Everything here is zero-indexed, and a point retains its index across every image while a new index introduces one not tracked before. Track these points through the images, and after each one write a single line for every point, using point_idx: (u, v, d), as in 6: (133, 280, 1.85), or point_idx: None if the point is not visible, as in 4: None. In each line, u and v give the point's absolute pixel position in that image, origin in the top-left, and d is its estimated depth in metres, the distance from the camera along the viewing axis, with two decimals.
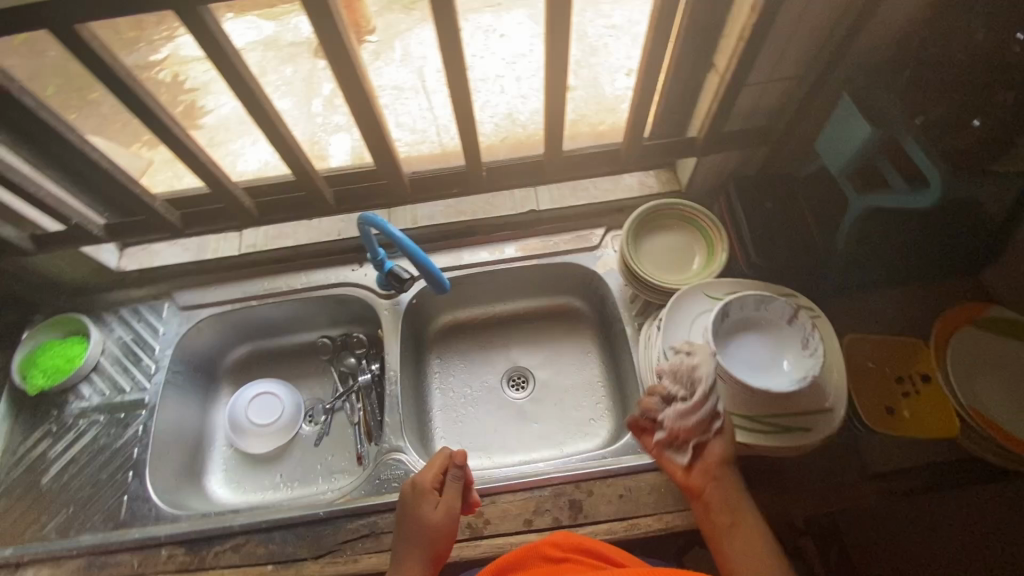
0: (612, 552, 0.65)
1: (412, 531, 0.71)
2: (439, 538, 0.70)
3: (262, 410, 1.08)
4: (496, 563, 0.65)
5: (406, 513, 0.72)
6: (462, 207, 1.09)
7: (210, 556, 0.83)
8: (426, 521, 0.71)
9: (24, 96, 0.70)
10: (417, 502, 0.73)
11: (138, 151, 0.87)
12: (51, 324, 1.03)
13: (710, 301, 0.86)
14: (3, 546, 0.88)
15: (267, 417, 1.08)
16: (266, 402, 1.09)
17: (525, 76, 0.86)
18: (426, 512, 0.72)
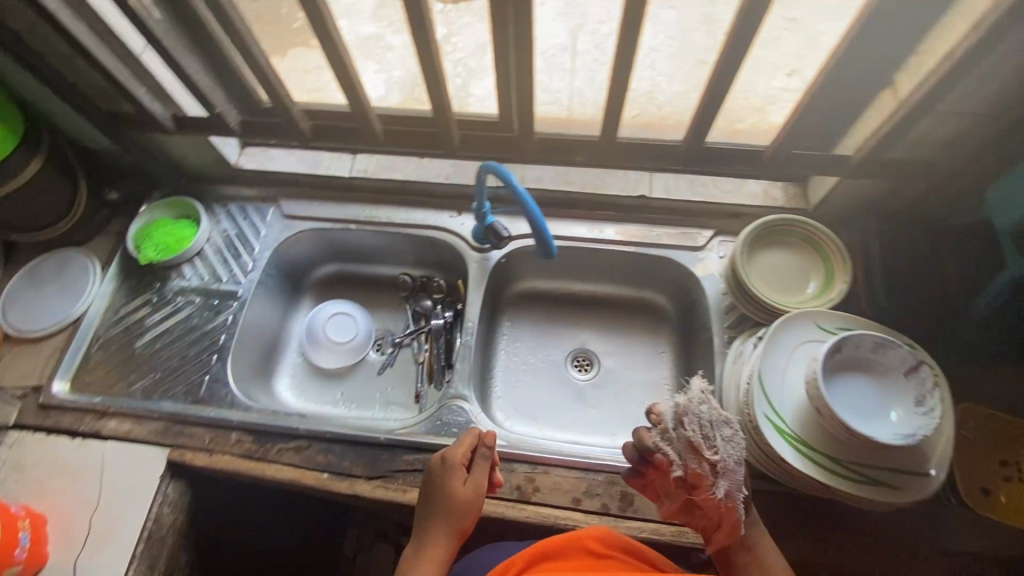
0: (649, 555, 0.65)
1: (443, 503, 0.72)
2: (465, 515, 0.71)
3: (339, 329, 1.13)
4: (541, 543, 0.63)
5: (437, 485, 0.73)
6: (571, 178, 1.06)
7: (274, 450, 0.88)
8: (455, 495, 0.72)
9: None
10: (447, 475, 0.73)
11: (283, 55, 0.86)
12: (167, 204, 1.09)
13: (817, 331, 0.81)
14: (94, 393, 0.96)
15: (342, 337, 1.12)
16: (343, 322, 1.14)
17: (681, 55, 0.82)
18: (454, 486, 0.72)
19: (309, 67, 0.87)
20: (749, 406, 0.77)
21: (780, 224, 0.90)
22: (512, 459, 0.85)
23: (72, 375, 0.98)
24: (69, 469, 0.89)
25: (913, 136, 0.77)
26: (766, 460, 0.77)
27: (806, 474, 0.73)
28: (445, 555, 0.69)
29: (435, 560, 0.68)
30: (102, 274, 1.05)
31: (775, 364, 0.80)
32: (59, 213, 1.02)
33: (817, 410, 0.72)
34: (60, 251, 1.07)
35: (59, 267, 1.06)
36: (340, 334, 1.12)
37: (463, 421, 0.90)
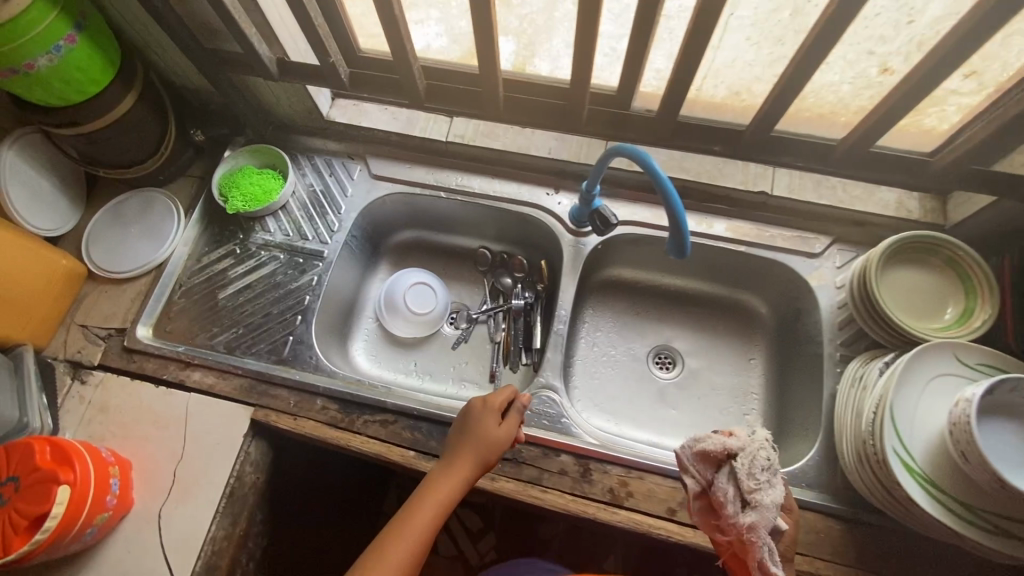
0: None
1: (469, 439, 0.74)
2: (493, 452, 0.74)
3: (418, 299, 1.09)
4: None
5: (467, 426, 0.75)
6: (685, 165, 0.99)
7: (359, 422, 0.86)
8: (487, 435, 0.74)
9: None
10: (482, 416, 0.75)
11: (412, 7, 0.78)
12: (254, 151, 1.04)
13: (955, 365, 0.75)
14: (177, 342, 0.94)
15: (421, 308, 1.08)
16: (422, 292, 1.10)
17: (852, 43, 0.73)
18: (489, 428, 0.75)
19: (432, 20, 0.80)
20: (875, 438, 0.72)
21: (922, 241, 0.82)
22: (606, 460, 0.81)
23: (155, 320, 0.96)
24: (153, 417, 0.88)
25: None
26: (885, 495, 0.72)
27: (936, 518, 0.68)
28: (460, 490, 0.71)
29: (450, 490, 0.70)
30: (186, 219, 1.02)
31: (907, 395, 0.74)
32: (149, 151, 0.98)
33: (961, 453, 0.66)
34: (143, 190, 1.04)
35: (142, 207, 1.03)
36: (419, 305, 1.09)
37: (554, 413, 0.86)
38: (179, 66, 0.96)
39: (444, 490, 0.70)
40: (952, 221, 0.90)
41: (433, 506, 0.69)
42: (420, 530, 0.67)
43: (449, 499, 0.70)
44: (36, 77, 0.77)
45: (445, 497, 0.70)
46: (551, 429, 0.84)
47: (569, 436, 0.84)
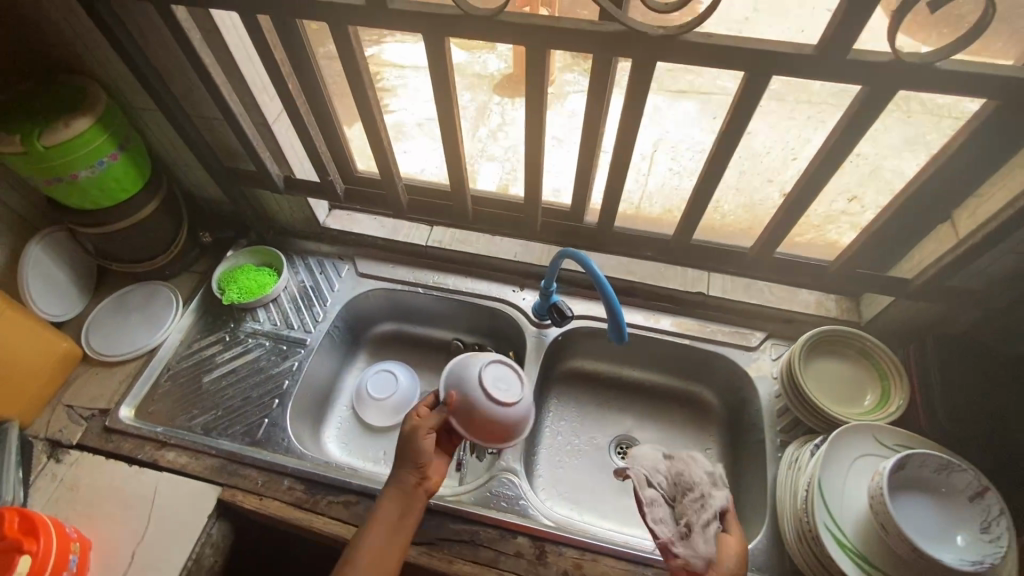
0: None
1: (413, 458, 0.78)
2: (413, 454, 0.78)
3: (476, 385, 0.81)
4: None
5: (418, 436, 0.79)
6: (633, 268, 1.12)
7: (323, 502, 0.89)
8: (416, 443, 0.79)
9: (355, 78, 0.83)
10: (411, 433, 0.80)
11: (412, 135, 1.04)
12: (253, 252, 1.18)
13: (877, 446, 0.81)
14: (157, 423, 0.99)
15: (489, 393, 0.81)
16: (503, 372, 0.84)
17: (750, 171, 0.95)
18: (417, 436, 0.79)
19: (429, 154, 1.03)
20: (808, 515, 0.77)
21: (836, 334, 0.94)
22: (561, 542, 0.84)
23: (138, 402, 1.01)
24: (122, 496, 0.90)
25: (974, 267, 0.81)
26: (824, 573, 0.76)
27: None
28: (407, 486, 0.77)
29: (394, 487, 0.78)
30: (183, 309, 1.12)
31: (833, 473, 0.80)
32: (160, 248, 1.11)
33: (882, 526, 0.71)
34: (148, 282, 1.15)
35: (144, 297, 1.13)
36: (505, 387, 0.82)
37: (512, 495, 0.90)
38: (198, 180, 1.12)
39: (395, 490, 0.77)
40: (865, 318, 1.01)
41: (390, 503, 0.77)
42: (387, 517, 0.76)
43: (404, 493, 0.77)
44: (78, 186, 0.92)
45: (397, 493, 0.77)
46: (509, 510, 0.88)
47: (527, 517, 0.86)
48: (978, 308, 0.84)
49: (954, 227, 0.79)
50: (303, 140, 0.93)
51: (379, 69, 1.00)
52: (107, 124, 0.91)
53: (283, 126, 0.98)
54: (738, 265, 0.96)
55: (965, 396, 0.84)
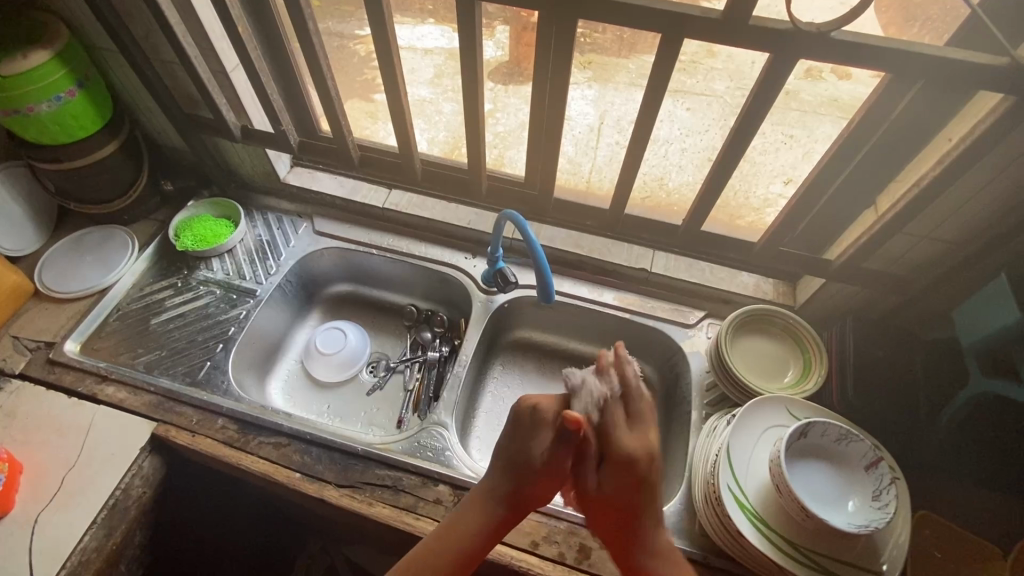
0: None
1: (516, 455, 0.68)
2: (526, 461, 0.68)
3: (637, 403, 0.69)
4: None
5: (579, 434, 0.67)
6: (582, 242, 1.15)
7: (253, 442, 0.91)
8: (530, 449, 0.68)
9: (311, 24, 0.86)
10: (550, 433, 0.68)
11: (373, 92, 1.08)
12: (212, 203, 1.20)
13: (788, 417, 0.84)
14: (100, 359, 1.01)
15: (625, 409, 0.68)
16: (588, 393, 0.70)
17: (690, 150, 0.98)
18: (535, 441, 0.68)
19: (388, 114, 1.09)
20: (714, 476, 0.80)
21: (764, 312, 0.97)
22: None
23: (85, 338, 1.03)
24: (58, 424, 0.92)
25: (892, 251, 0.84)
26: (724, 533, 0.78)
27: (762, 552, 0.74)
28: (501, 508, 0.68)
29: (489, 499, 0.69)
30: (138, 253, 1.13)
31: (743, 440, 0.82)
32: (118, 191, 1.12)
33: (777, 487, 0.74)
34: (107, 225, 1.16)
35: (102, 239, 1.14)
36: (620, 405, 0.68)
37: (439, 447, 0.93)
38: (161, 127, 1.14)
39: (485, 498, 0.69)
40: (798, 301, 1.04)
41: (484, 510, 0.68)
42: (468, 533, 0.67)
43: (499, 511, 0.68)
44: (34, 118, 0.93)
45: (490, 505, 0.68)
46: (433, 460, 0.90)
47: (449, 467, 0.89)
48: (896, 292, 0.87)
49: (874, 210, 0.82)
50: (260, 90, 0.98)
51: None
52: (64, 59, 0.92)
53: (242, 76, 1.01)
54: (670, 238, 1.08)
55: (877, 375, 0.86)
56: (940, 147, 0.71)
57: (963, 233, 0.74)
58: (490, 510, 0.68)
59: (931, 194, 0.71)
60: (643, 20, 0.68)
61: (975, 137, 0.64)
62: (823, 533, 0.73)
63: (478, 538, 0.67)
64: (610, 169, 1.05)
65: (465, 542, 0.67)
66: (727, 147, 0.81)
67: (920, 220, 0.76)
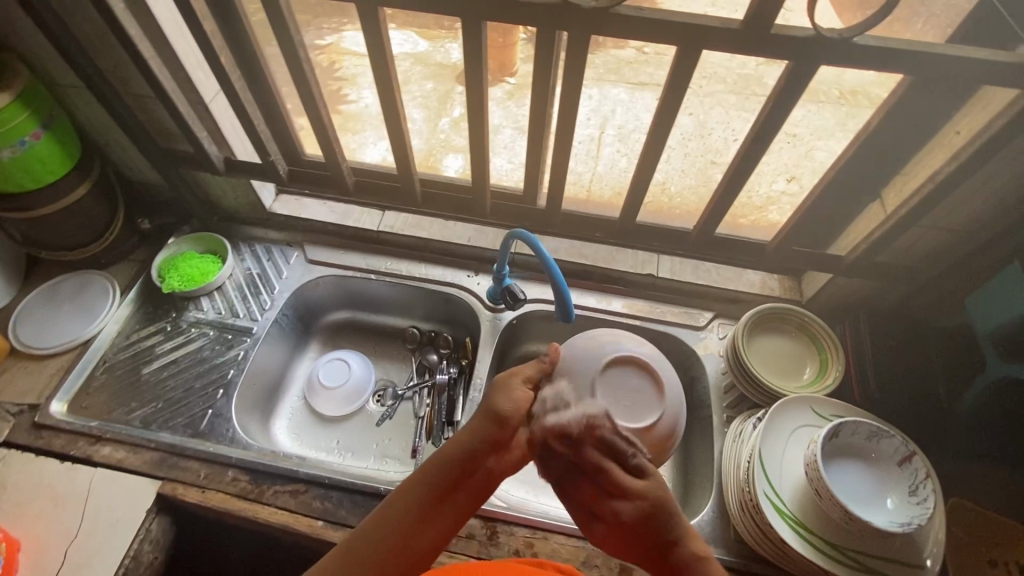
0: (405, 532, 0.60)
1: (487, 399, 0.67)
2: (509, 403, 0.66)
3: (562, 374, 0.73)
4: None
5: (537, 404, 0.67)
6: (585, 252, 1.13)
7: (269, 492, 0.86)
8: (510, 399, 0.67)
9: (299, 49, 0.82)
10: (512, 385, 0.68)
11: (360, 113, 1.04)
12: (196, 239, 1.14)
13: (814, 416, 0.84)
14: (90, 418, 0.94)
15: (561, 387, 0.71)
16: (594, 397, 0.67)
17: (693, 155, 0.97)
18: (516, 390, 0.68)
19: None
20: (749, 484, 0.79)
21: (775, 310, 0.97)
22: (512, 522, 0.84)
23: (71, 396, 0.96)
24: (53, 494, 0.85)
25: (901, 244, 0.85)
26: (765, 541, 0.78)
27: (807, 558, 0.73)
28: (472, 449, 0.63)
29: (466, 442, 0.64)
30: (120, 299, 1.06)
31: (773, 444, 0.82)
32: (92, 236, 1.05)
33: (816, 492, 0.73)
34: (83, 271, 1.09)
35: (79, 287, 1.07)
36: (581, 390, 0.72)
37: None
38: (134, 162, 1.08)
39: (460, 436, 0.65)
40: (805, 296, 1.05)
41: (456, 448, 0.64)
42: (432, 479, 0.62)
43: (469, 453, 0.63)
44: None
45: (464, 449, 0.63)
46: None
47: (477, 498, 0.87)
48: (906, 282, 0.88)
49: (882, 205, 0.83)
50: (243, 119, 0.93)
51: (339, 58, 0.99)
52: (28, 101, 0.85)
53: (222, 104, 0.95)
54: (679, 243, 1.03)
55: (895, 366, 0.87)
56: (951, 140, 0.71)
57: (975, 224, 0.75)
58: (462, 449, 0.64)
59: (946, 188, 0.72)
60: (656, 31, 0.66)
61: (992, 131, 0.65)
62: (864, 533, 0.72)
63: (442, 483, 0.62)
64: (611, 177, 1.04)
65: (429, 490, 0.62)
66: (739, 152, 0.80)
67: (932, 213, 0.77)
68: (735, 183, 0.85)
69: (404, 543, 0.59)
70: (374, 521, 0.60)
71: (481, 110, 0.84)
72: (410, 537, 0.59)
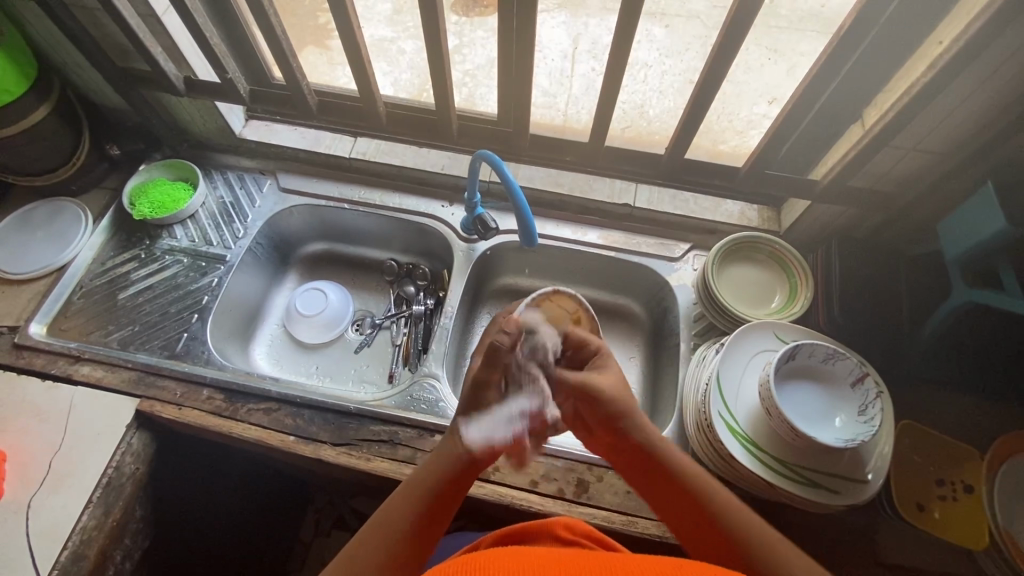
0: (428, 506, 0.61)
1: (460, 423, 0.67)
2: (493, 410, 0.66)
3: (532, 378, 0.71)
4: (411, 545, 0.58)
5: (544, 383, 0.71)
6: (562, 181, 1.11)
7: (243, 410, 0.90)
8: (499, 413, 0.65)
9: None
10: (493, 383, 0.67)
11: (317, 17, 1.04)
12: (166, 166, 1.12)
13: (776, 341, 0.85)
14: (69, 339, 0.96)
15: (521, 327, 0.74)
16: None
17: (670, 74, 0.94)
18: (499, 401, 0.65)
19: None
20: (706, 404, 0.80)
21: (747, 240, 0.96)
22: None
23: (50, 319, 0.98)
24: (35, 409, 0.89)
25: (876, 169, 0.83)
26: (717, 458, 0.80)
27: (754, 473, 0.75)
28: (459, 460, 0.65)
29: (450, 458, 0.65)
30: (93, 225, 1.06)
31: (733, 368, 0.83)
32: (60, 160, 1.03)
33: (767, 410, 0.75)
34: (55, 198, 1.08)
35: (51, 214, 1.07)
36: None
37: (432, 398, 0.93)
38: (96, 83, 1.05)
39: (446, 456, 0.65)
40: (783, 227, 1.03)
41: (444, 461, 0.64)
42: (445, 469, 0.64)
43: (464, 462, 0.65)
44: None
45: (456, 457, 0.65)
46: (429, 412, 0.90)
47: (445, 417, 0.90)
48: (881, 209, 0.86)
49: (861, 125, 0.80)
50: (196, 35, 0.89)
51: None
52: None
53: (176, 20, 0.91)
54: (653, 170, 1.01)
55: (864, 295, 0.86)
56: (931, 52, 0.67)
57: (949, 143, 0.72)
58: (452, 463, 0.64)
59: (922, 102, 0.68)
60: None
61: (968, 39, 0.61)
62: (809, 449, 0.74)
63: (452, 478, 0.64)
64: (587, 100, 1.01)
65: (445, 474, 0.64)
66: (714, 63, 0.76)
67: (908, 132, 0.74)
68: (707, 100, 0.81)
69: (430, 519, 0.61)
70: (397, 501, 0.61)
71: (439, 26, 0.80)
72: (419, 534, 0.59)
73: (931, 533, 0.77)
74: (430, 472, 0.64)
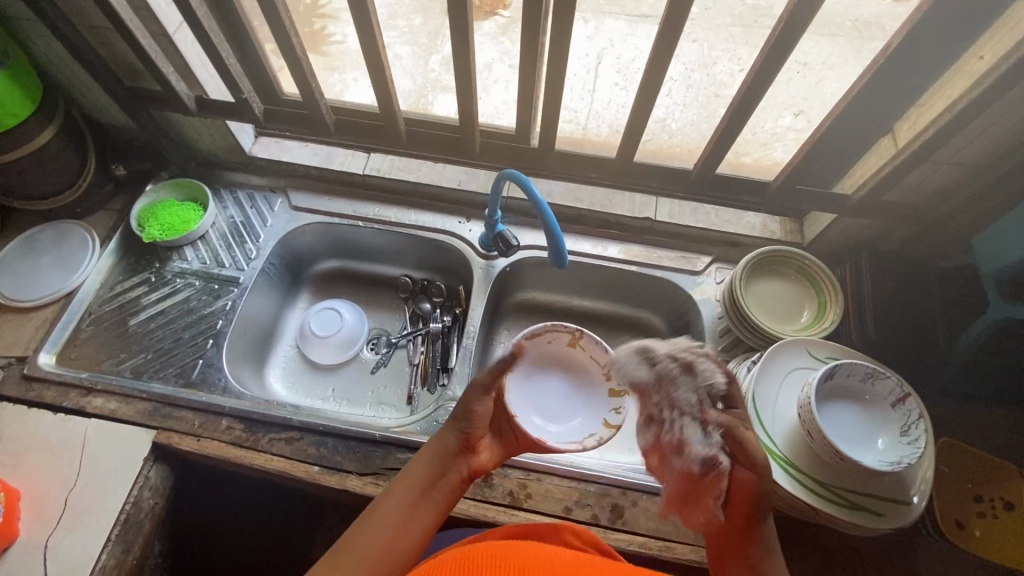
0: (408, 506, 0.60)
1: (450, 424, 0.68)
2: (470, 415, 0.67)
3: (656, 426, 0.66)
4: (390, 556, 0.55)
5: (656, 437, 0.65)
6: (581, 195, 1.09)
7: (264, 440, 0.87)
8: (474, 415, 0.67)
9: None
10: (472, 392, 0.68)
11: None
12: (175, 185, 1.09)
13: (810, 359, 0.83)
14: (80, 369, 0.93)
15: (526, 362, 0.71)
16: (556, 411, 0.93)
17: None
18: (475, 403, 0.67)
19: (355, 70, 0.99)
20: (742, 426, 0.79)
21: (774, 254, 0.94)
22: (506, 465, 0.84)
23: (59, 348, 0.95)
24: (47, 444, 0.85)
25: (909, 182, 0.81)
26: None
27: (796, 497, 0.74)
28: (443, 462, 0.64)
29: (437, 454, 0.65)
30: (101, 249, 1.03)
31: (768, 387, 0.81)
32: (66, 182, 0.99)
33: (809, 434, 0.73)
34: (59, 221, 1.05)
35: (57, 238, 1.04)
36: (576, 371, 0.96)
37: None
38: (101, 102, 1.01)
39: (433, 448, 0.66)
40: (806, 239, 1.02)
41: (428, 462, 0.64)
42: (426, 469, 0.63)
43: (444, 461, 0.65)
44: None
45: (436, 454, 0.65)
46: None
47: None
48: (912, 223, 0.85)
49: (894, 139, 0.79)
50: (210, 53, 0.86)
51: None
52: None
53: (188, 38, 0.88)
54: (680, 186, 0.96)
55: (897, 310, 0.85)
56: (974, 67, 0.66)
57: (988, 159, 0.71)
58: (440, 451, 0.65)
59: (965, 118, 0.67)
60: None
61: (1017, 56, 0.60)
62: (852, 471, 0.73)
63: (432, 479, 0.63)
64: (608, 114, 0.99)
65: (429, 472, 0.63)
66: (749, 77, 0.74)
67: (946, 147, 0.73)
68: (738, 115, 0.80)
69: (410, 517, 0.59)
70: (382, 499, 0.60)
71: (465, 42, 0.78)
72: (401, 529, 0.58)
73: (972, 551, 0.76)
74: (411, 473, 0.63)
